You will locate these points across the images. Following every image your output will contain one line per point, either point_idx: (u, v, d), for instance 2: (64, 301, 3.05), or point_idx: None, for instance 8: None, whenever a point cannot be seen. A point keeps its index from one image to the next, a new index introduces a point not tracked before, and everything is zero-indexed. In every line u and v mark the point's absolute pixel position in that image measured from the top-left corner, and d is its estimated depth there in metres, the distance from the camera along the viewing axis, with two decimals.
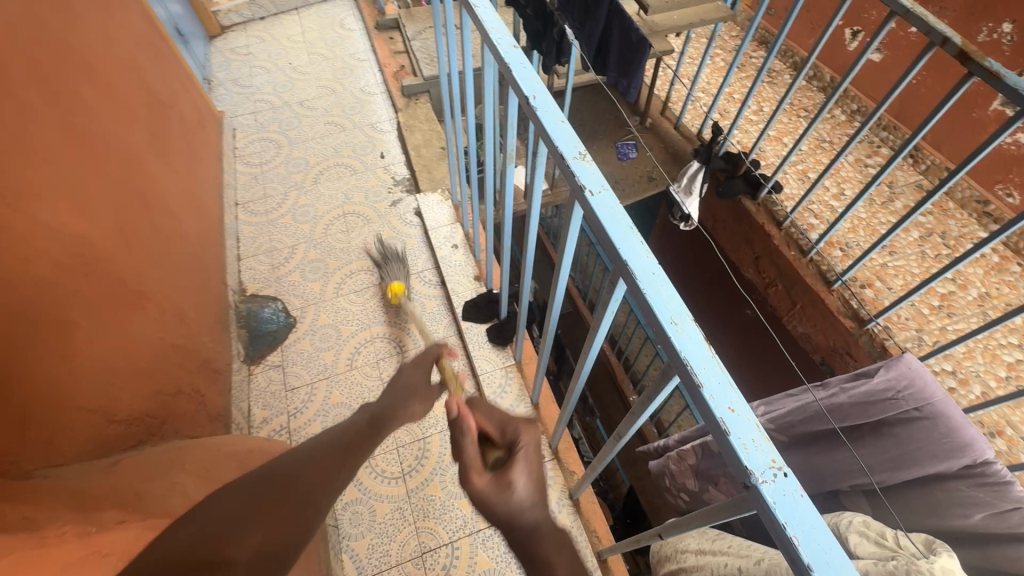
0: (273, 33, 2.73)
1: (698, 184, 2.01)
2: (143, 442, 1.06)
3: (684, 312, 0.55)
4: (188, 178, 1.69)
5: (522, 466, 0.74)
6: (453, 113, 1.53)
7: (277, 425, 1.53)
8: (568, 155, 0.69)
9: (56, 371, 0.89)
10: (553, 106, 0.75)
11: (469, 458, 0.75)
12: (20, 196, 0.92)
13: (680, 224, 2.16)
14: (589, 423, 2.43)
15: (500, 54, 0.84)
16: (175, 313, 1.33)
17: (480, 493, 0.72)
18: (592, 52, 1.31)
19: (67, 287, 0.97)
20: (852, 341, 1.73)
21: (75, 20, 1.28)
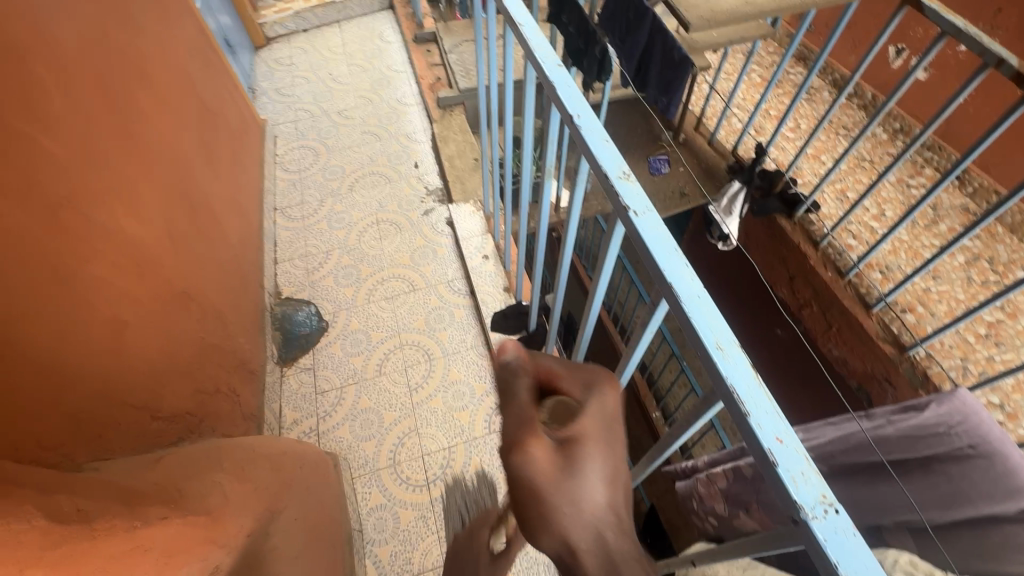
0: (315, 44, 2.82)
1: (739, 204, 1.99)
2: (182, 440, 1.08)
3: (730, 336, 0.54)
4: (231, 184, 1.75)
5: (591, 432, 0.63)
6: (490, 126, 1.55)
7: (307, 427, 1.56)
8: (611, 173, 0.69)
9: (106, 368, 0.92)
10: (597, 124, 0.76)
11: (526, 412, 0.67)
12: (81, 198, 0.96)
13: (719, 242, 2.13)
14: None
15: (543, 72, 0.85)
16: (215, 314, 1.37)
17: (536, 467, 0.60)
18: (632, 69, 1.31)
19: (119, 287, 1.01)
20: (892, 368, 1.67)
21: (136, 32, 1.35)
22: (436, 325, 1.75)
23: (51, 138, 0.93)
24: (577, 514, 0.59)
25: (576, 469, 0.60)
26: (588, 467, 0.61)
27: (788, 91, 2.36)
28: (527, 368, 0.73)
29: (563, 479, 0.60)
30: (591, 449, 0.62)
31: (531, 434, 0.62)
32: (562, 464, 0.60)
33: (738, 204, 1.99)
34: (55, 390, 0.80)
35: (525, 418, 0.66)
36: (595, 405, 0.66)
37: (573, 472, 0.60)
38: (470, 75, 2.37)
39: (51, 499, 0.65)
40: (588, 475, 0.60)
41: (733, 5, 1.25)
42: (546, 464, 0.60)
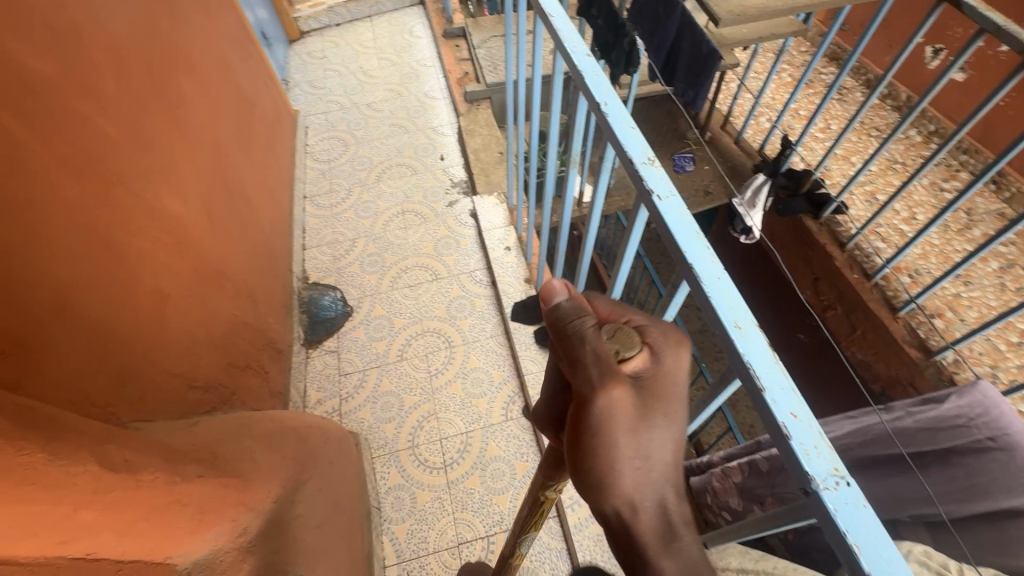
0: (347, 39, 2.88)
1: (763, 197, 2.01)
2: (216, 409, 1.14)
3: (747, 315, 0.56)
4: (265, 171, 1.82)
5: (667, 379, 0.55)
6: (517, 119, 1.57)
7: (330, 407, 1.61)
8: (635, 158, 0.71)
9: (149, 336, 0.98)
10: (623, 112, 0.78)
11: (599, 354, 0.54)
12: (132, 179, 1.03)
13: (740, 236, 2.15)
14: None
15: (572, 62, 0.87)
16: (247, 294, 1.43)
17: (614, 414, 0.52)
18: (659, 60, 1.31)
19: (160, 261, 1.06)
20: (916, 372, 1.65)
21: (182, 23, 1.42)
22: (457, 314, 1.78)
23: (105, 118, 0.98)
24: (646, 472, 0.55)
25: (652, 421, 0.54)
26: (663, 420, 0.55)
27: (819, 92, 2.33)
28: (584, 304, 0.58)
29: (639, 433, 0.53)
30: (667, 399, 0.55)
31: (611, 379, 0.52)
32: (640, 416, 0.53)
33: (761, 197, 2.01)
34: (103, 353, 0.85)
35: (601, 362, 0.53)
36: (671, 347, 0.56)
37: (649, 425, 0.54)
38: (497, 70, 2.40)
39: (103, 450, 0.71)
40: (660, 428, 0.55)
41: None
42: (626, 416, 0.52)
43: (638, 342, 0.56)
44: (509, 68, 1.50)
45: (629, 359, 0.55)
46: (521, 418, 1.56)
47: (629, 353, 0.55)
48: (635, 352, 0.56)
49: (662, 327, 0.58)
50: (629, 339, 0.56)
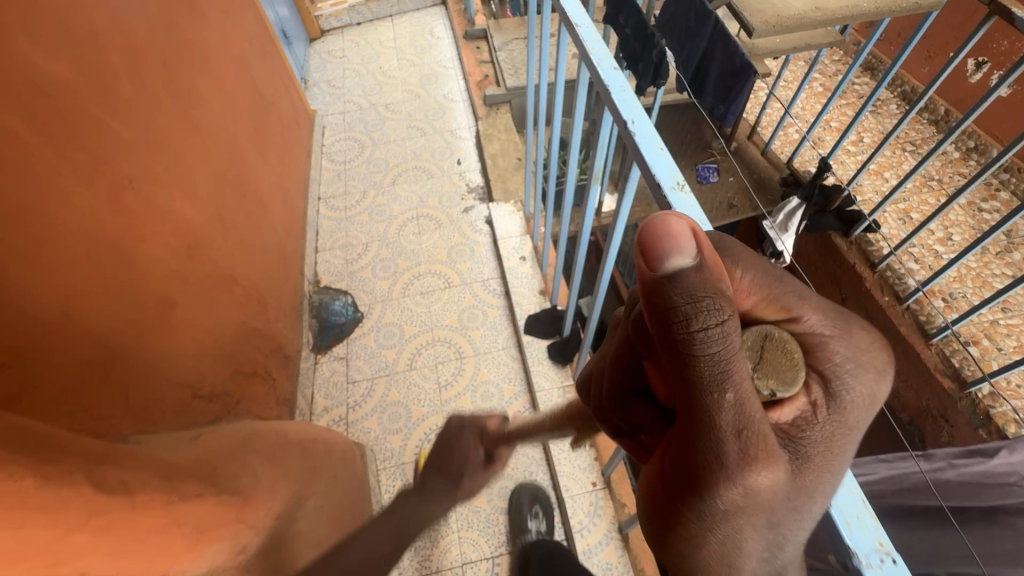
0: (368, 38, 2.86)
1: (796, 222, 1.86)
2: (219, 419, 1.10)
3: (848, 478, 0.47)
4: (280, 173, 1.80)
5: (832, 425, 0.45)
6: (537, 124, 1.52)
7: (336, 416, 1.58)
8: (663, 183, 0.66)
9: (155, 345, 0.95)
10: (652, 131, 0.72)
11: (754, 393, 0.40)
12: (144, 182, 1.00)
13: (772, 259, 2.04)
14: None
15: (597, 74, 0.82)
16: (257, 299, 1.41)
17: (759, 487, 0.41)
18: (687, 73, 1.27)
19: (171, 267, 1.04)
20: (948, 404, 1.57)
21: (202, 22, 1.40)
22: (469, 324, 1.74)
23: (118, 120, 0.96)
24: (777, 534, 0.44)
25: (807, 473, 0.44)
26: (820, 472, 0.45)
27: (851, 103, 2.25)
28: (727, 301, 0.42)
29: (791, 487, 0.43)
30: (829, 451, 0.45)
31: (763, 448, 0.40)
32: (795, 466, 0.44)
33: (795, 218, 1.85)
34: (104, 366, 0.82)
35: (759, 405, 0.40)
36: (843, 388, 0.46)
37: (803, 478, 0.44)
38: (518, 74, 2.36)
39: (98, 470, 0.67)
40: (818, 481, 0.45)
41: (802, 10, 1.18)
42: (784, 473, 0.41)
43: (798, 373, 0.45)
44: (530, 73, 1.45)
45: (776, 392, 0.44)
46: None
47: (783, 387, 0.44)
48: (790, 384, 0.44)
49: (827, 352, 0.46)
50: (780, 376, 0.44)
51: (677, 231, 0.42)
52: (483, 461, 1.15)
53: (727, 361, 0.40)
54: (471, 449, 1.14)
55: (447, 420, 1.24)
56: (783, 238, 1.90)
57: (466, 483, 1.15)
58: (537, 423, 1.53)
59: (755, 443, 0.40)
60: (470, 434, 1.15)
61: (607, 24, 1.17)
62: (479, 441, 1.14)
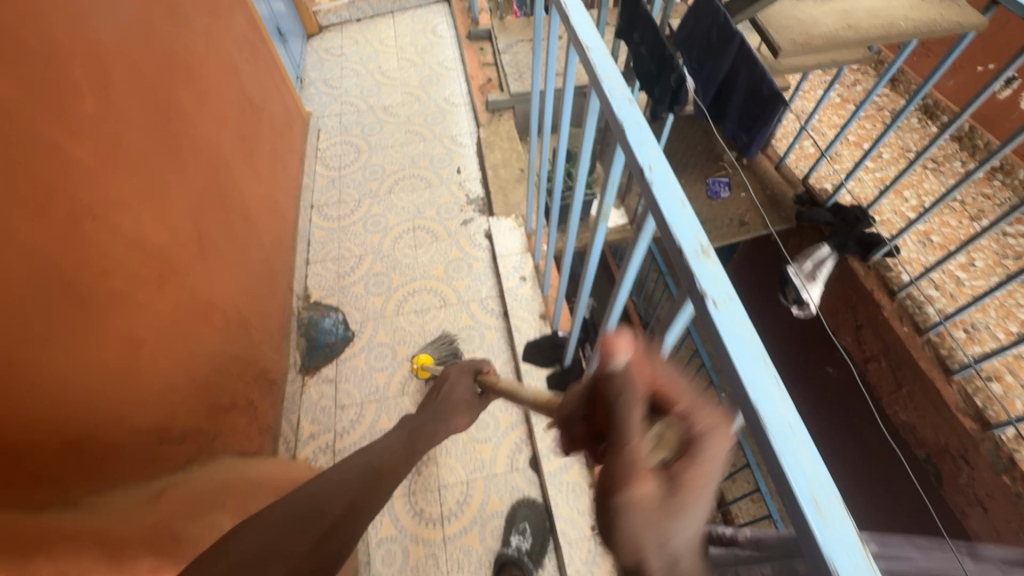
0: (367, 36, 2.75)
1: (825, 270, 1.80)
2: (190, 463, 1.01)
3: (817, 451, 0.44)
4: (270, 182, 1.70)
5: (701, 473, 0.46)
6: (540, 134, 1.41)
7: (323, 443, 1.50)
8: (683, 246, 0.56)
9: (121, 390, 0.86)
10: (672, 181, 0.63)
11: (638, 445, 0.46)
12: (108, 207, 0.91)
13: (793, 307, 1.94)
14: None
15: (610, 109, 0.72)
16: (240, 323, 1.32)
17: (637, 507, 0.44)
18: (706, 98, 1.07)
19: (140, 301, 0.95)
20: (970, 446, 1.48)
21: (183, 23, 1.29)
22: (465, 347, 1.66)
23: (79, 143, 0.87)
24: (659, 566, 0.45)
25: (678, 513, 0.45)
26: (688, 514, 0.45)
27: (871, 117, 2.15)
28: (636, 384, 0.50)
29: (658, 527, 0.44)
30: (694, 493, 0.46)
31: (639, 477, 0.45)
32: (664, 509, 0.45)
33: (824, 270, 1.81)
34: (55, 423, 0.73)
35: (636, 451, 0.45)
36: (711, 439, 0.47)
37: (671, 518, 0.45)
38: (523, 78, 2.25)
39: (28, 564, 0.56)
40: (683, 520, 0.45)
41: (832, 28, 1.10)
42: (648, 509, 0.44)
43: (678, 436, 0.48)
44: (537, 87, 1.37)
45: (663, 448, 0.47)
46: (528, 470, 1.43)
47: (662, 442, 0.47)
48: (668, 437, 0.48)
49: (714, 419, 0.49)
50: (668, 436, 0.48)
51: (614, 343, 0.52)
52: (470, 398, 1.13)
53: (621, 416, 0.48)
54: (459, 380, 1.15)
55: (442, 376, 1.27)
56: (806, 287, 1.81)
57: (457, 410, 1.10)
58: (534, 457, 1.44)
59: (625, 480, 0.45)
60: (458, 375, 1.16)
61: (620, 38, 1.08)
62: (468, 375, 1.16)
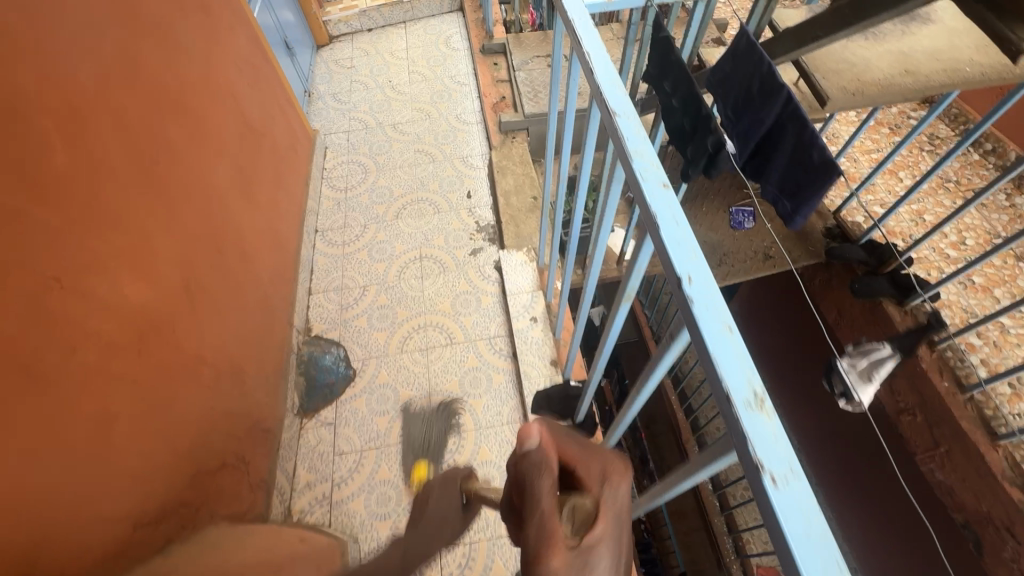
0: (378, 47, 2.66)
1: (881, 371, 1.65)
2: (169, 543, 0.94)
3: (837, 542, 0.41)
4: (270, 212, 1.62)
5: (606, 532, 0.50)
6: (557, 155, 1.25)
7: (319, 494, 1.42)
8: (734, 396, 0.47)
9: (85, 475, 0.79)
10: (715, 300, 0.53)
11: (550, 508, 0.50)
12: (81, 272, 0.83)
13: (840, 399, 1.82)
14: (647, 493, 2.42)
15: (640, 196, 0.62)
16: (232, 372, 1.25)
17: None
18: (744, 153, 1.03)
19: (114, 371, 0.87)
20: (1016, 519, 1.36)
21: (176, 53, 1.22)
22: (471, 392, 1.57)
23: (46, 205, 0.79)
24: None
25: (593, 572, 0.47)
26: (600, 575, 0.47)
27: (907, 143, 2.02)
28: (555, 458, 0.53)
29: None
30: (604, 553, 0.48)
31: (554, 545, 0.47)
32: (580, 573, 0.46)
33: (882, 371, 1.65)
34: (3, 529, 0.66)
35: (551, 519, 0.49)
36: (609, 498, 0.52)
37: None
38: (538, 98, 2.15)
39: None
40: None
41: (888, 72, 1.00)
42: (566, 575, 0.46)
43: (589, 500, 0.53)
44: (553, 128, 1.24)
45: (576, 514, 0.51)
46: None
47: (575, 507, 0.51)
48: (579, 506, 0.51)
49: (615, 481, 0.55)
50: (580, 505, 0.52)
51: (527, 425, 0.54)
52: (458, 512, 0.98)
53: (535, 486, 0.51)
54: (444, 497, 0.99)
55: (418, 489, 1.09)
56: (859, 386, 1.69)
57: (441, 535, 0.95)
58: None
59: (541, 546, 0.47)
60: (438, 489, 1.01)
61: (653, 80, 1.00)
62: (451, 488, 1.00)
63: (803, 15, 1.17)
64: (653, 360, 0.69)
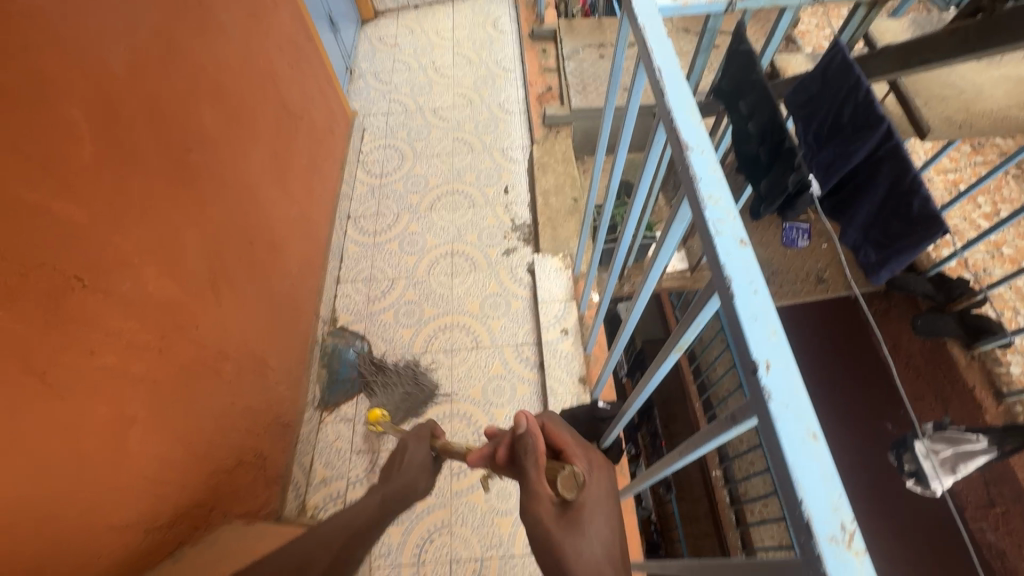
0: (424, 25, 2.55)
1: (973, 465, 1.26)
2: (180, 545, 0.98)
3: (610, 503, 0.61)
4: (302, 198, 1.58)
5: (596, 506, 0.58)
6: (604, 156, 1.12)
7: (334, 491, 1.41)
8: (817, 529, 0.39)
9: (101, 481, 0.80)
10: (801, 395, 0.44)
11: (544, 481, 0.61)
12: (103, 272, 0.80)
13: (910, 481, 1.38)
14: (661, 493, 2.29)
15: (712, 253, 0.53)
16: (254, 367, 1.23)
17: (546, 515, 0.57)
18: (825, 190, 1.08)
19: (132, 372, 0.85)
20: None
21: (216, 34, 1.16)
22: (494, 401, 1.52)
23: (70, 201, 0.75)
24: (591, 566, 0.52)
25: (582, 525, 0.55)
26: (596, 523, 0.56)
27: (990, 162, 1.83)
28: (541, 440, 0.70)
29: (568, 539, 0.54)
30: (593, 511, 0.57)
31: (544, 496, 0.59)
32: (575, 526, 0.55)
33: (972, 466, 1.25)
34: (11, 541, 0.65)
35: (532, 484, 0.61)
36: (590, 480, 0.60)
37: (580, 532, 0.55)
38: (587, 92, 2.04)
39: None
40: (590, 531, 0.55)
41: (997, 107, 0.95)
42: (561, 527, 0.55)
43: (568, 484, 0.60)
44: (604, 135, 1.11)
45: (573, 491, 0.59)
46: None
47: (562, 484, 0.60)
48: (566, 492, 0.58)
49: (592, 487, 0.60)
50: (568, 480, 0.59)
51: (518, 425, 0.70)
52: (425, 463, 0.98)
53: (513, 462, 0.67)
54: (416, 450, 1.00)
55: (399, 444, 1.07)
56: (938, 477, 1.30)
57: (419, 480, 0.95)
58: None
59: (534, 497, 0.59)
60: (414, 441, 1.02)
61: (724, 99, 1.13)
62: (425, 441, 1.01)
63: (907, 28, 1.08)
64: (707, 430, 0.63)
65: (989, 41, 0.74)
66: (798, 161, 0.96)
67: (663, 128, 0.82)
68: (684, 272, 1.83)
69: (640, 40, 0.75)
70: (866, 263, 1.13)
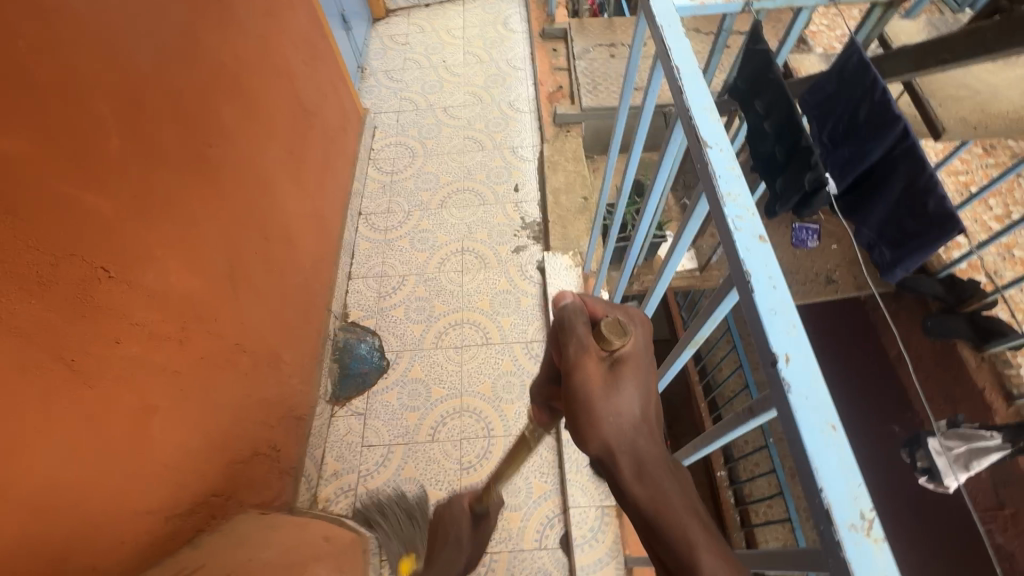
0: (435, 24, 2.56)
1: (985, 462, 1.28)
2: (198, 533, 0.99)
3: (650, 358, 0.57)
4: (316, 194, 1.60)
5: (640, 363, 0.54)
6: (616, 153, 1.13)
7: (345, 483, 1.43)
8: (837, 516, 0.40)
9: (125, 467, 0.82)
10: (820, 387, 0.45)
11: (589, 340, 0.55)
12: (128, 263, 0.82)
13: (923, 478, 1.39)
14: None
15: (731, 249, 0.54)
16: (269, 360, 1.24)
17: (589, 377, 0.53)
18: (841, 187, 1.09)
19: (155, 362, 0.87)
20: None
21: (235, 31, 1.18)
22: (504, 396, 1.54)
23: (99, 194, 0.77)
24: (624, 427, 0.52)
25: (624, 385, 0.53)
26: (636, 385, 0.53)
27: (1002, 164, 1.82)
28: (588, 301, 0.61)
29: (608, 399, 0.52)
30: (635, 372, 0.54)
31: (589, 356, 0.54)
32: (614, 385, 0.53)
33: (985, 462, 1.27)
34: (40, 523, 0.67)
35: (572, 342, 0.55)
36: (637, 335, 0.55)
37: (620, 394, 0.52)
38: (598, 91, 2.06)
39: None
40: (631, 392, 0.53)
41: (1014, 107, 0.95)
42: (599, 387, 0.53)
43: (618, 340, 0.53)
44: (618, 135, 1.12)
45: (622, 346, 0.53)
46: (558, 550, 1.32)
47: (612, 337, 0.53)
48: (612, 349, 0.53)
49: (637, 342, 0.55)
50: (617, 335, 0.53)
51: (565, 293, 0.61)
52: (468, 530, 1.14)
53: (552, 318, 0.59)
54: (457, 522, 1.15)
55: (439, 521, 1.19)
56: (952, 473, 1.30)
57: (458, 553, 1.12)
58: (566, 537, 1.33)
59: (579, 358, 0.54)
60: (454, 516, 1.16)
61: (740, 98, 1.14)
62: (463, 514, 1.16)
63: (922, 29, 1.09)
64: (720, 424, 0.64)
65: (1008, 41, 0.74)
66: (815, 159, 0.97)
67: (680, 127, 0.82)
68: (693, 271, 1.82)
69: (657, 40, 0.76)
70: (880, 261, 1.14)
